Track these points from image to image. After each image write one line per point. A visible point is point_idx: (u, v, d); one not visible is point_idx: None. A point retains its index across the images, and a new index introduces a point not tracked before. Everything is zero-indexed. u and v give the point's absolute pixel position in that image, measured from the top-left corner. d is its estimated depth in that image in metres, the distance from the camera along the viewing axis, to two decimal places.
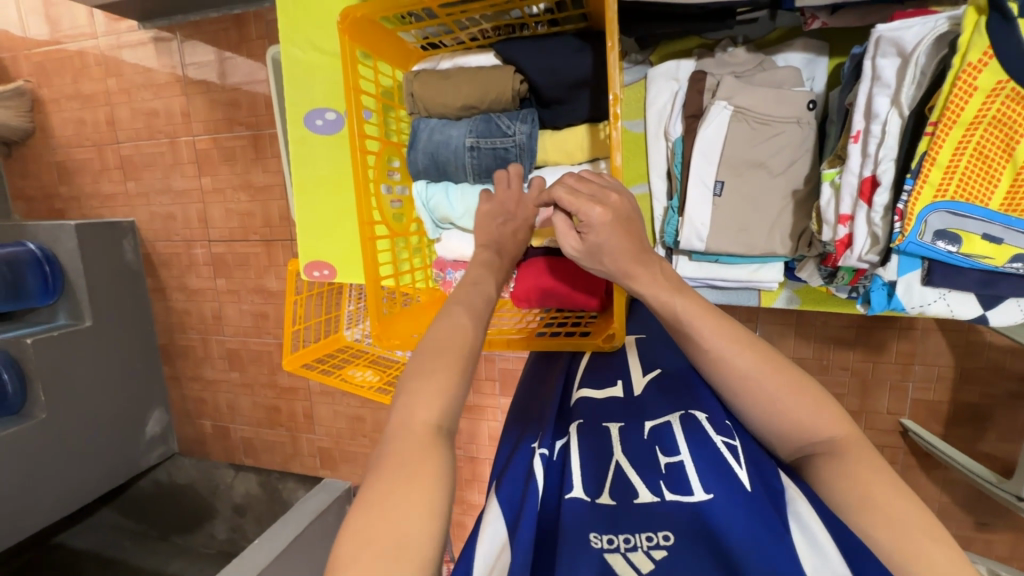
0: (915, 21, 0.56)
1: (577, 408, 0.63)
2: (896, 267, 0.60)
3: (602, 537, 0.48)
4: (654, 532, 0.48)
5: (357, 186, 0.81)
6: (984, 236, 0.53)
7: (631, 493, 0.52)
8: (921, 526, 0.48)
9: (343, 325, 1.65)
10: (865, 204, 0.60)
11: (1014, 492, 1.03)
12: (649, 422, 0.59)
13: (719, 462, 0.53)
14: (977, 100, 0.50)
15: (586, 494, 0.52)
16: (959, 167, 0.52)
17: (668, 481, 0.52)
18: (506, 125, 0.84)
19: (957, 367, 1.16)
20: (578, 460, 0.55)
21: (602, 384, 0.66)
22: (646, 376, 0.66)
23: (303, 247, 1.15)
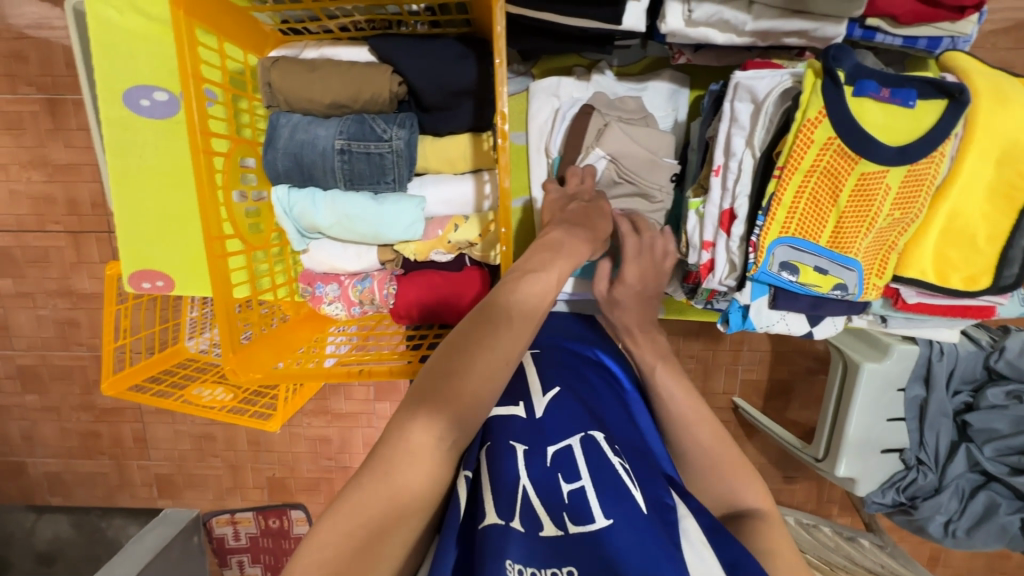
0: (766, 73, 0.63)
1: (481, 429, 0.63)
2: (750, 292, 0.66)
3: (517, 566, 0.48)
4: (559, 568, 0.49)
5: (202, 192, 0.67)
6: (815, 267, 0.62)
7: (537, 525, 0.53)
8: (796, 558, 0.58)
9: (185, 333, 1.45)
10: (724, 234, 0.67)
11: (813, 454, 1.27)
12: (552, 447, 0.60)
13: (617, 488, 0.55)
14: (813, 151, 0.58)
15: (500, 516, 0.52)
16: (798, 208, 0.60)
17: (571, 511, 0.54)
18: (381, 128, 0.76)
19: (771, 352, 1.42)
20: (486, 480, 0.56)
21: (505, 404, 0.66)
22: (546, 397, 0.67)
23: (126, 253, 0.95)
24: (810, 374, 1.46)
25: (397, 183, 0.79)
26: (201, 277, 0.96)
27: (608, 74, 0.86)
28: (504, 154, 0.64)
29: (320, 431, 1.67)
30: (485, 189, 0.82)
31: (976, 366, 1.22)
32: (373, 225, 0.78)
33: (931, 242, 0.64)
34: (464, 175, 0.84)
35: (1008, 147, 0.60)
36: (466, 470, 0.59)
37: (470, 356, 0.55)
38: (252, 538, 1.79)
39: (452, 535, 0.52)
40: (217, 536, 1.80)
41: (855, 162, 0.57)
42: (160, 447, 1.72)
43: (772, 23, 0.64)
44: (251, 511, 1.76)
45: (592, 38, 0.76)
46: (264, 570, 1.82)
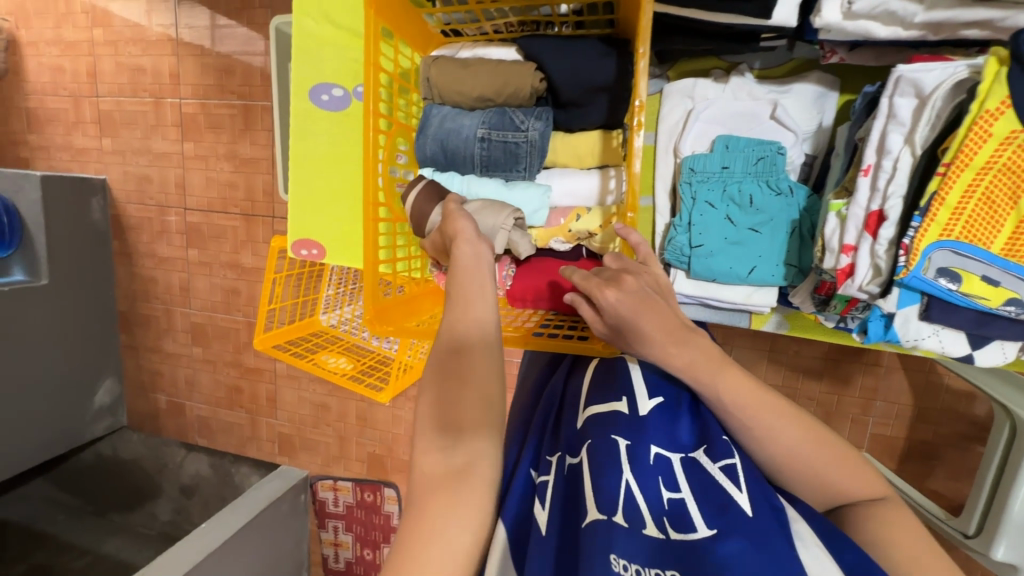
0: (936, 64, 0.58)
1: (585, 425, 0.62)
2: (896, 300, 0.60)
3: (622, 562, 0.49)
4: (662, 571, 0.49)
5: (366, 165, 0.77)
6: (983, 277, 0.55)
7: (639, 521, 0.53)
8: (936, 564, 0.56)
9: (321, 308, 1.66)
10: (870, 236, 0.62)
11: (960, 528, 1.09)
12: (654, 447, 0.59)
13: (720, 497, 0.55)
14: (991, 146, 0.52)
15: (602, 512, 0.53)
16: (965, 210, 0.54)
17: (672, 517, 0.53)
18: (519, 119, 0.83)
19: (916, 407, 1.26)
20: (583, 480, 0.56)
21: (606, 398, 0.64)
22: (651, 401, 0.65)
23: (293, 224, 1.11)
24: (961, 439, 1.26)
25: (528, 171, 0.85)
26: (351, 250, 1.10)
27: (748, 76, 0.85)
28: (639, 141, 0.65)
29: None
30: (610, 185, 0.85)
31: None
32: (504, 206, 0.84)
33: None
34: (589, 170, 0.88)
35: None
36: (545, 475, 0.61)
37: (450, 394, 0.60)
38: (348, 507, 1.95)
39: (540, 543, 0.54)
40: (320, 499, 1.99)
41: None
42: (286, 409, 1.96)
43: (947, 14, 0.60)
44: (352, 482, 1.92)
45: (736, 36, 0.75)
46: (355, 540, 1.96)
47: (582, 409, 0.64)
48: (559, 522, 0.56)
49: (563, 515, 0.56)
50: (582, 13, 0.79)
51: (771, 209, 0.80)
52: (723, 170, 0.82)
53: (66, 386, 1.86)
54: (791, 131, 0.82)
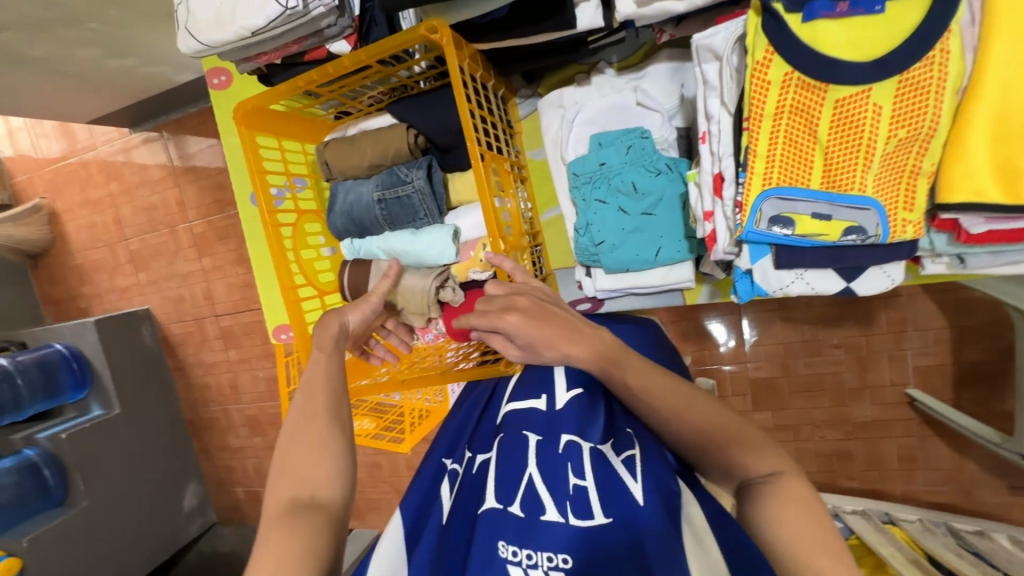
0: (723, 25, 0.60)
1: (502, 422, 0.70)
2: (749, 256, 0.60)
3: (508, 548, 0.55)
4: (554, 555, 0.54)
5: (275, 256, 0.84)
6: (814, 215, 0.55)
7: (539, 509, 0.58)
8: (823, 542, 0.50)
9: None
10: (718, 199, 0.63)
11: (1016, 449, 0.97)
12: (565, 436, 0.64)
13: (617, 484, 0.58)
14: (775, 92, 0.53)
15: (499, 501, 0.59)
16: (776, 156, 0.55)
17: (575, 502, 0.57)
18: (404, 174, 0.89)
19: (953, 328, 1.06)
20: (489, 470, 0.64)
21: (527, 397, 0.71)
22: (568, 394, 0.70)
23: (270, 314, 1.23)
24: None
25: (430, 217, 0.91)
26: None
27: (608, 72, 0.88)
28: (480, 175, 0.73)
29: None
30: None
31: None
32: (416, 253, 0.91)
33: (984, 141, 0.49)
34: None
35: None
36: (457, 463, 0.70)
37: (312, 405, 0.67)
38: None
39: (436, 526, 0.62)
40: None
41: (825, 91, 0.52)
42: None
43: None
44: None
45: (565, 46, 0.81)
46: None
47: (502, 407, 0.71)
48: (463, 511, 0.63)
49: (464, 504, 0.63)
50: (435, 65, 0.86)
51: (656, 189, 0.82)
52: (601, 167, 0.85)
53: (155, 499, 2.07)
54: (656, 113, 0.84)
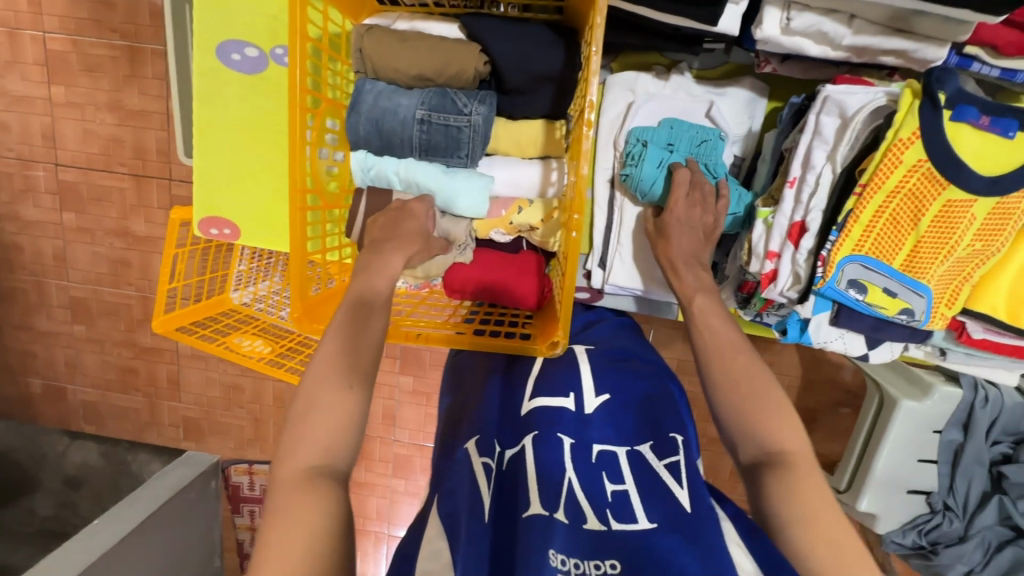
0: (861, 90, 0.63)
1: (531, 417, 0.67)
2: (812, 307, 0.67)
3: (560, 557, 0.50)
4: (602, 561, 0.52)
5: (294, 146, 0.71)
6: (885, 289, 0.64)
7: (581, 517, 0.56)
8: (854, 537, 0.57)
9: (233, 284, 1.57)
10: (792, 245, 0.67)
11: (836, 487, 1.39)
12: (597, 445, 0.64)
13: (660, 490, 0.59)
14: (901, 171, 0.60)
15: (544, 507, 0.55)
16: (874, 227, 0.62)
17: (614, 509, 0.57)
18: (462, 102, 0.77)
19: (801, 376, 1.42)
20: (527, 467, 0.60)
21: (555, 394, 0.70)
22: (598, 398, 0.70)
23: (200, 199, 0.99)
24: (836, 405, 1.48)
25: (470, 158, 0.80)
26: (268, 229, 1.00)
27: (688, 75, 0.86)
28: (587, 144, 0.64)
29: None
30: (552, 177, 0.85)
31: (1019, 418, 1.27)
32: (447, 196, 0.80)
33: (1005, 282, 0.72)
34: (532, 160, 0.86)
35: None
36: (489, 458, 0.62)
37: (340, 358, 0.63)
38: (266, 491, 1.86)
39: (478, 527, 0.54)
40: (234, 484, 1.88)
41: (943, 188, 0.60)
42: (190, 391, 1.81)
43: (871, 39, 0.64)
44: (269, 464, 1.83)
45: (678, 37, 0.76)
46: None
47: (529, 402, 0.69)
48: (501, 517, 0.57)
49: (500, 508, 0.58)
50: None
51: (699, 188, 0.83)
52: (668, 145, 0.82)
53: None
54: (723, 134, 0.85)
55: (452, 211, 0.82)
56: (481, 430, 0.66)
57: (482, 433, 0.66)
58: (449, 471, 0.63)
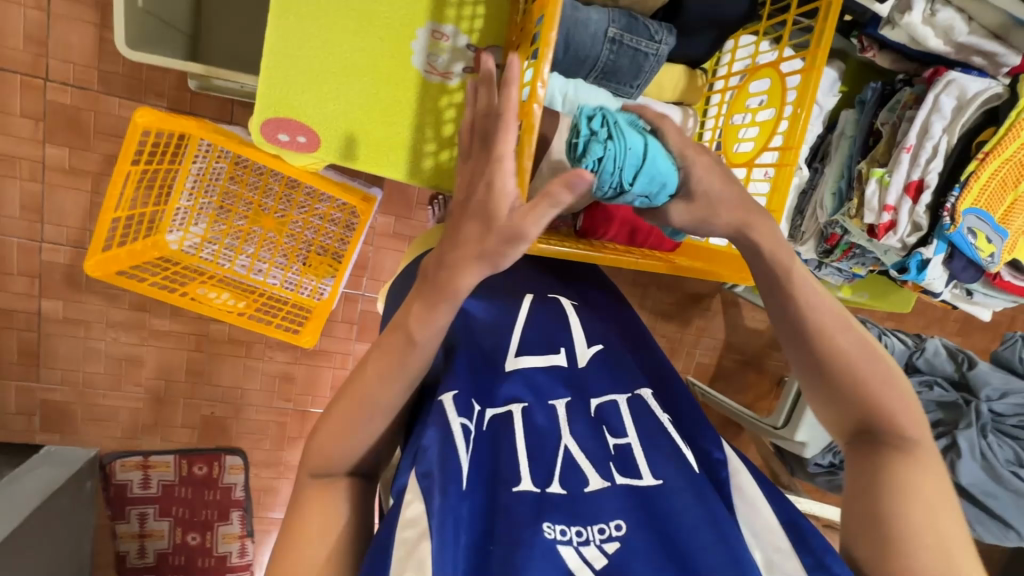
0: (974, 80, 0.95)
1: (517, 375, 0.74)
2: (934, 248, 1.00)
3: (555, 528, 0.58)
4: (606, 525, 0.59)
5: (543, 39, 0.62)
6: (988, 237, 0.99)
7: (580, 482, 0.64)
8: (937, 490, 0.67)
9: (172, 224, 1.33)
10: (912, 198, 0.97)
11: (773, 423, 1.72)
12: (592, 401, 0.73)
13: (655, 440, 0.68)
14: (1014, 142, 0.94)
15: (536, 485, 0.62)
16: (987, 187, 0.96)
17: (618, 464, 0.66)
18: (653, 29, 0.75)
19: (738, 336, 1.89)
20: (514, 434, 0.67)
21: (547, 351, 0.77)
22: (589, 349, 0.79)
23: (266, 95, 0.78)
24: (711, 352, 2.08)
25: (639, 88, 0.80)
26: (358, 144, 0.83)
27: None
28: (817, 76, 0.69)
29: (286, 368, 1.67)
30: (689, 122, 0.88)
31: (901, 360, 1.64)
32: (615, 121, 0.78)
33: None
34: (667, 105, 0.89)
35: None
36: (466, 418, 0.68)
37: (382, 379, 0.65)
38: (166, 486, 1.70)
39: (459, 492, 0.61)
40: (118, 483, 1.66)
41: None
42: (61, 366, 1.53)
43: (974, 41, 0.94)
44: (174, 454, 1.68)
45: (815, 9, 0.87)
46: (175, 523, 1.73)
47: (512, 358, 0.75)
48: (490, 482, 0.64)
49: (484, 471, 0.65)
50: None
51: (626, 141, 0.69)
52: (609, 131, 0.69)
53: None
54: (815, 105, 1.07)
55: None
56: (458, 386, 0.71)
57: (456, 392, 0.71)
58: (425, 428, 0.67)
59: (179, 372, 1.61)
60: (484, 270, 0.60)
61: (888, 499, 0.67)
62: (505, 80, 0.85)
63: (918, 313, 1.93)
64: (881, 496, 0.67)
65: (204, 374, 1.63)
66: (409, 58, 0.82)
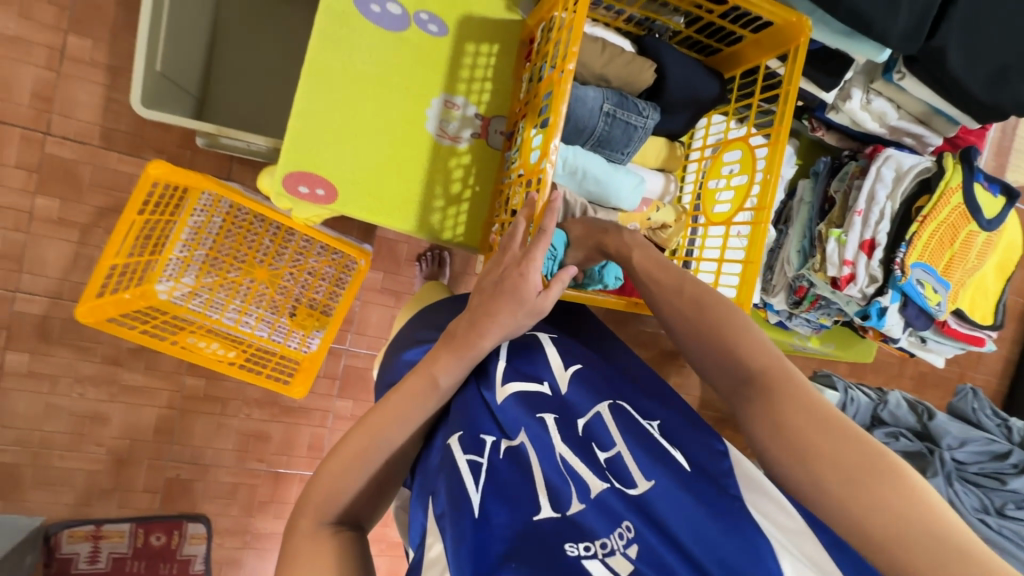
0: (905, 158, 1.12)
1: (506, 400, 0.68)
2: (890, 297, 1.12)
3: (578, 545, 0.54)
4: (620, 528, 0.55)
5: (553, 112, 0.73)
6: (933, 288, 1.13)
7: (586, 488, 0.59)
8: (809, 421, 0.55)
9: (165, 274, 1.32)
10: (867, 255, 1.10)
11: None
12: (580, 419, 0.66)
13: (649, 446, 0.62)
14: (946, 207, 1.11)
15: (556, 510, 0.58)
16: (927, 245, 1.11)
17: (612, 471, 0.61)
18: (640, 106, 0.86)
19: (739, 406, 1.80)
20: (528, 461, 0.63)
21: (527, 379, 0.70)
22: (568, 370, 0.71)
23: (292, 151, 0.85)
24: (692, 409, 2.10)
25: (627, 155, 0.90)
26: (374, 198, 0.89)
27: None
28: (782, 150, 0.81)
29: (262, 427, 1.61)
30: (671, 186, 1.00)
31: (869, 414, 1.74)
32: (608, 185, 0.89)
33: (986, 275, 1.25)
34: (652, 171, 1.00)
35: (1004, 259, 1.26)
36: (476, 454, 0.64)
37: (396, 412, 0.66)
38: (116, 561, 1.51)
39: (471, 522, 0.57)
40: (61, 558, 1.47)
41: (964, 223, 1.13)
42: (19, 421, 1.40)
43: (902, 125, 1.12)
44: (130, 522, 1.52)
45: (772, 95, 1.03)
46: None
47: (501, 386, 0.69)
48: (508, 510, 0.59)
49: (502, 504, 0.60)
50: (724, 16, 0.86)
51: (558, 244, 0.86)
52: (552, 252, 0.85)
53: None
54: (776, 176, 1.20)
55: (604, 201, 0.91)
56: (463, 425, 0.68)
57: (460, 426, 0.67)
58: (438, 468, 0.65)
59: (145, 432, 1.53)
60: (495, 304, 0.66)
61: (788, 460, 0.55)
62: (508, 145, 0.95)
63: (874, 370, 2.06)
64: (771, 443, 0.57)
65: (174, 434, 1.56)
66: (424, 124, 0.91)
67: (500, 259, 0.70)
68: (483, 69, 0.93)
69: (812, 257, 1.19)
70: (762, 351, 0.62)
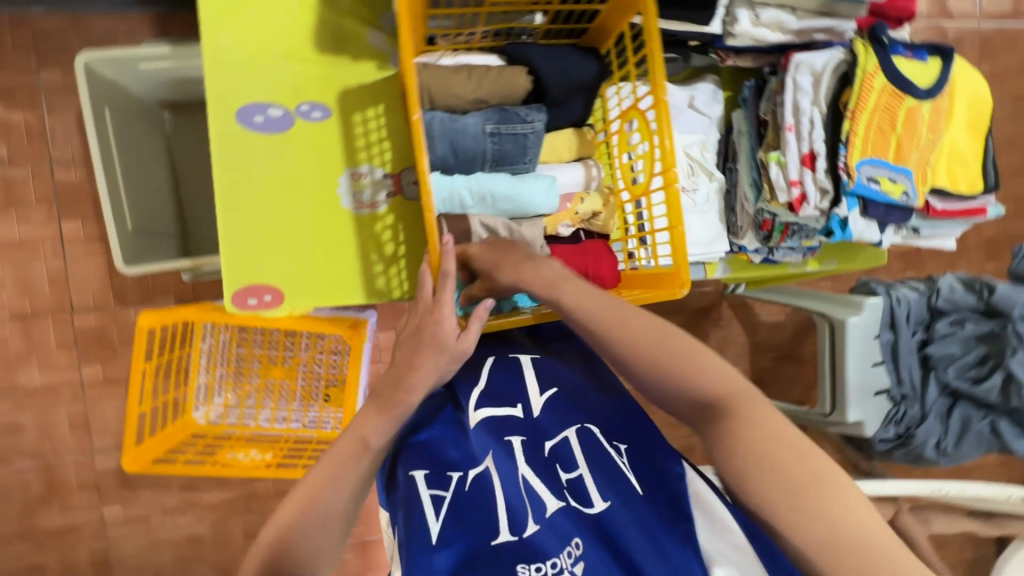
0: (816, 58, 1.09)
1: (479, 429, 0.72)
2: (846, 206, 1.09)
3: (530, 568, 0.62)
4: (570, 546, 0.63)
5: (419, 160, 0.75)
6: (889, 178, 1.10)
7: (542, 508, 0.66)
8: (765, 431, 0.61)
9: (197, 400, 1.45)
10: (810, 169, 1.08)
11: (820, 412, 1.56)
12: (548, 441, 0.72)
13: (607, 466, 0.70)
14: (874, 93, 1.07)
15: (513, 533, 0.64)
16: (868, 137, 1.08)
17: (573, 492, 0.68)
18: (523, 113, 0.87)
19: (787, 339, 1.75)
20: (493, 486, 0.67)
21: (500, 405, 0.74)
22: (543, 396, 0.76)
23: (231, 271, 0.91)
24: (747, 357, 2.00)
25: (531, 163, 0.90)
26: (318, 287, 0.94)
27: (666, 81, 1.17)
28: (666, 108, 0.79)
29: None
30: (593, 172, 0.96)
31: (923, 308, 1.60)
32: (519, 197, 0.88)
33: (959, 137, 1.16)
34: (570, 162, 0.97)
35: (975, 114, 1.17)
36: (439, 488, 0.68)
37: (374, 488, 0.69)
38: None
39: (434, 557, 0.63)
40: None
41: (900, 100, 1.09)
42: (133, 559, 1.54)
43: (807, 25, 1.09)
44: None
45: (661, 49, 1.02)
46: None
47: (476, 414, 0.73)
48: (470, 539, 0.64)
49: (460, 537, 0.64)
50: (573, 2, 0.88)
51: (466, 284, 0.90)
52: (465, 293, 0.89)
53: None
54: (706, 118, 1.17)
55: (523, 214, 0.90)
56: (423, 462, 0.70)
57: (418, 463, 0.69)
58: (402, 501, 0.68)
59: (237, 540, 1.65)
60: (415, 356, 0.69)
61: (760, 472, 0.60)
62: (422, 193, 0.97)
63: (924, 257, 1.89)
64: (743, 464, 0.61)
65: None
66: (339, 203, 0.95)
67: (415, 313, 0.75)
68: (376, 131, 0.97)
69: (764, 185, 1.14)
70: (722, 372, 0.66)
